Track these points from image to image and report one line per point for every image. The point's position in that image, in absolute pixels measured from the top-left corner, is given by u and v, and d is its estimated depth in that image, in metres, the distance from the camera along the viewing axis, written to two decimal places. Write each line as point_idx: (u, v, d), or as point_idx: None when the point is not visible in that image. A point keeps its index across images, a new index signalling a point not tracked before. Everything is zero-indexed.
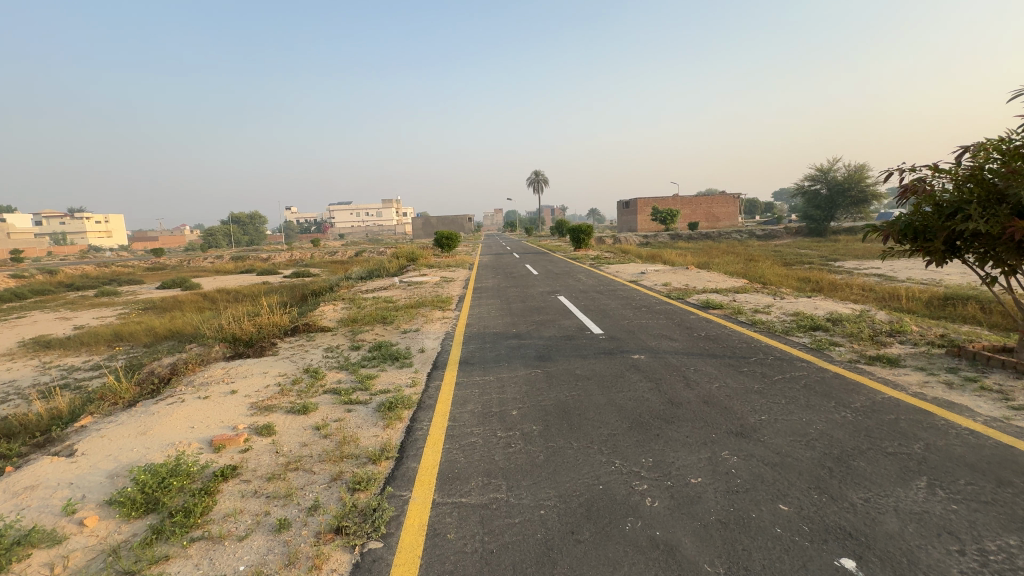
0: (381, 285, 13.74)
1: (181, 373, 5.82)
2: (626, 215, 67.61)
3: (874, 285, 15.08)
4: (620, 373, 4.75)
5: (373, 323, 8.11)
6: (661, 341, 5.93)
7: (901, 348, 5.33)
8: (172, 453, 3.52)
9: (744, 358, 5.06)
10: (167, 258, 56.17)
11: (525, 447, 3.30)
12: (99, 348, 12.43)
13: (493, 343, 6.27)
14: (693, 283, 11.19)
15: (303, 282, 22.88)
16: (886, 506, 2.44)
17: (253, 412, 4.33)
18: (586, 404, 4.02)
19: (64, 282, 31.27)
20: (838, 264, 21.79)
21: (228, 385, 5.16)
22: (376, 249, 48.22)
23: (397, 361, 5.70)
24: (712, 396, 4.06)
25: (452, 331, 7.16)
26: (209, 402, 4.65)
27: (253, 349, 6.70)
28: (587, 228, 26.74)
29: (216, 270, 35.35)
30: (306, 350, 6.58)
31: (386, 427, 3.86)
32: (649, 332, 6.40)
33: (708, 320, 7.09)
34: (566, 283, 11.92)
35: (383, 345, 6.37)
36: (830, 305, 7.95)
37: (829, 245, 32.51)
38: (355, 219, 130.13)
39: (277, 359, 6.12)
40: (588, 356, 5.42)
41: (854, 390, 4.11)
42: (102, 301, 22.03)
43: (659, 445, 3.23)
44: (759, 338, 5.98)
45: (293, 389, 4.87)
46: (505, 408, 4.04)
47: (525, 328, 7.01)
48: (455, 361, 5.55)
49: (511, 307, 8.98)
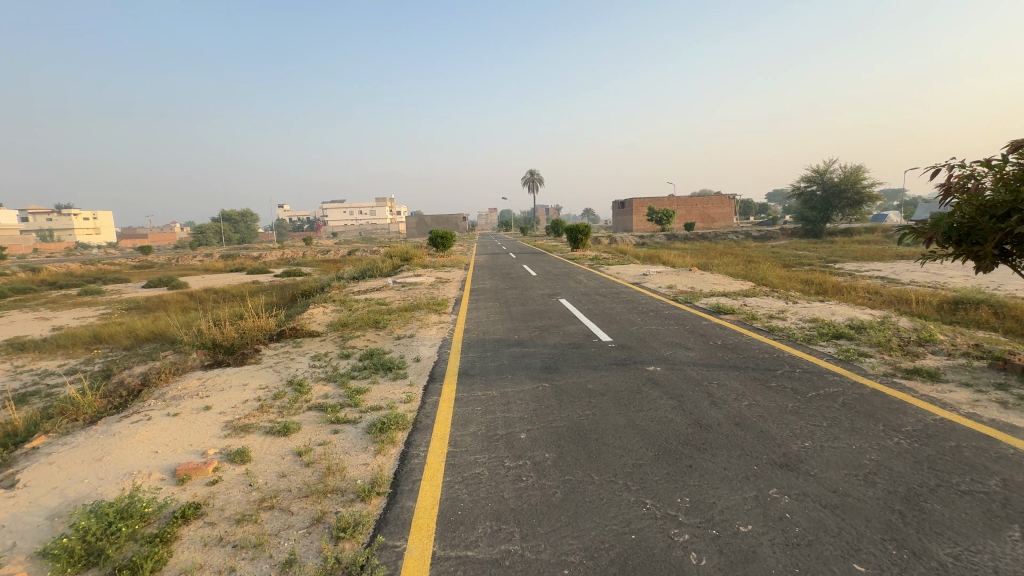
0: (374, 286, 13.21)
1: (152, 384, 5.32)
2: (622, 214, 67.29)
3: (879, 289, 14.78)
4: (636, 387, 4.30)
5: (365, 327, 7.63)
6: (675, 350, 5.49)
7: (936, 360, 4.93)
8: (127, 487, 3.03)
9: (770, 371, 4.63)
10: (157, 256, 55.13)
11: (538, 482, 2.85)
12: (76, 351, 11.85)
13: (494, 352, 5.81)
14: (699, 285, 10.77)
15: (294, 282, 22.32)
16: (983, 567, 2.01)
17: (227, 435, 3.83)
18: (603, 426, 3.57)
19: (48, 279, 30.48)
20: (839, 266, 21.44)
21: (202, 400, 4.66)
22: (371, 248, 47.48)
23: (390, 372, 5.23)
24: (744, 417, 3.62)
25: (449, 338, 6.70)
26: (179, 420, 4.16)
27: (234, 357, 6.20)
28: (587, 228, 26.15)
29: (205, 269, 34.61)
30: (291, 358, 6.07)
31: (377, 453, 3.39)
32: (661, 340, 5.94)
33: (722, 326, 6.67)
34: (567, 285, 11.46)
35: (375, 353, 5.89)
36: (847, 310, 7.56)
37: (826, 246, 32.25)
38: (349, 217, 129.15)
39: (258, 369, 5.62)
40: (599, 367, 4.96)
41: (900, 410, 3.69)
42: (85, 300, 21.30)
43: (695, 480, 2.78)
44: (781, 347, 5.55)
45: (274, 405, 4.38)
46: (513, 431, 3.58)
47: (527, 335, 6.54)
48: (453, 372, 5.09)
49: (511, 311, 8.51)
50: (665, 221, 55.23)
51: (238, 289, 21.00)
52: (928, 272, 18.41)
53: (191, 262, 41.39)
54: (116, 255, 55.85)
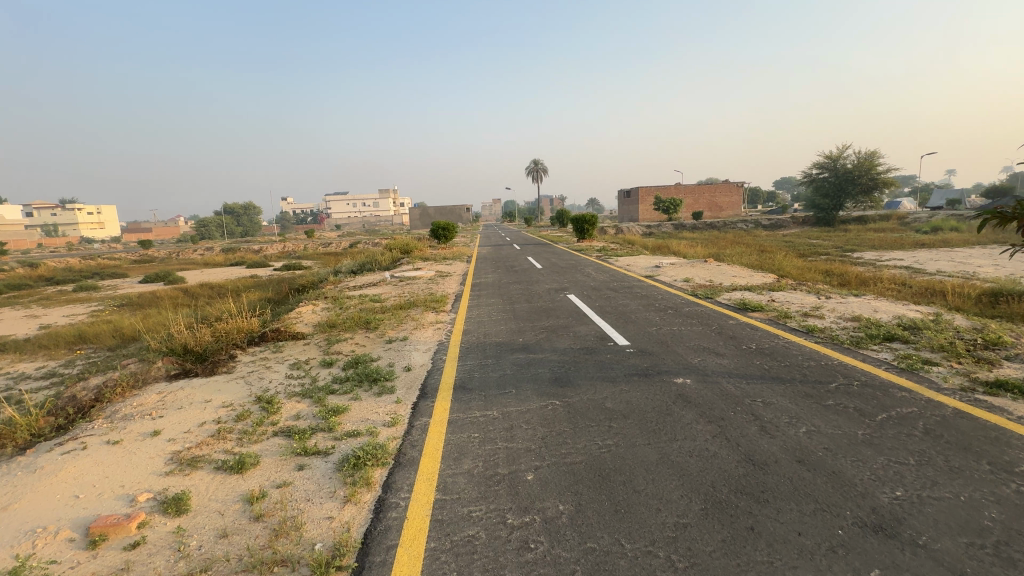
0: (371, 281, 12.53)
1: (104, 400, 4.64)
2: (628, 205, 66.26)
3: (906, 279, 13.87)
4: (665, 408, 3.57)
5: (354, 328, 6.95)
6: (704, 357, 4.74)
7: (1018, 370, 4.14)
8: (19, 556, 2.34)
9: (823, 386, 3.87)
10: (159, 250, 54.68)
11: (551, 554, 2.13)
12: (58, 351, 11.25)
13: (496, 360, 5.09)
14: (717, 278, 9.98)
15: (293, 275, 21.68)
16: None
17: (170, 472, 3.15)
18: (630, 463, 2.85)
19: (46, 274, 30.00)
20: (857, 255, 20.51)
21: (154, 422, 3.97)
22: (373, 241, 46.87)
23: (375, 386, 4.52)
24: (807, 452, 2.88)
25: (446, 341, 6.00)
26: (118, 450, 3.48)
27: (203, 366, 5.50)
28: (594, 219, 25.32)
29: (205, 262, 34.27)
30: (266, 367, 5.38)
31: (347, 500, 2.70)
32: (686, 344, 5.20)
33: (752, 326, 5.93)
34: (575, 278, 10.74)
35: (361, 361, 5.19)
36: (889, 306, 6.78)
37: (840, 235, 31.20)
38: (352, 209, 128.50)
39: (227, 381, 4.95)
40: (618, 380, 4.22)
41: (1004, 442, 2.92)
42: (78, 297, 20.78)
43: (762, 551, 2.07)
44: (826, 353, 4.79)
45: (234, 430, 3.68)
46: (517, 470, 2.87)
47: (532, 338, 5.81)
48: (448, 386, 4.38)
49: (514, 309, 7.78)
50: (672, 211, 54.15)
51: (234, 284, 20.39)
52: (955, 261, 17.45)
53: (191, 256, 40.89)
54: (116, 250, 55.45)
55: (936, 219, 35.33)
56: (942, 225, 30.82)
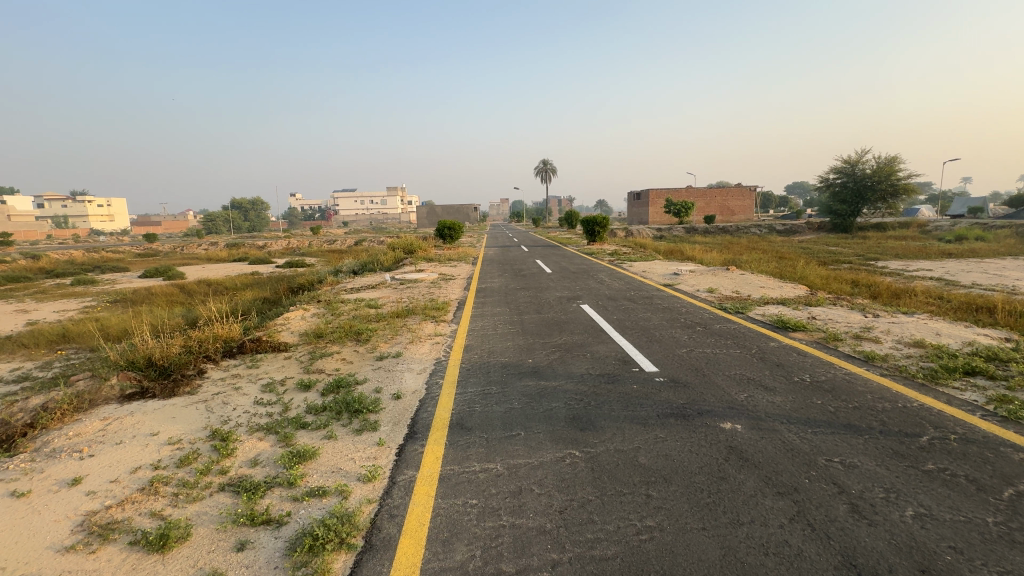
0: (370, 283, 11.79)
1: (37, 428, 3.92)
2: (638, 207, 65.25)
3: (942, 292, 12.91)
4: (717, 471, 2.78)
5: (343, 340, 6.22)
6: (752, 393, 3.95)
7: None
8: None
9: (915, 443, 3.05)
10: (164, 243, 54.18)
11: None
12: (38, 351, 10.62)
13: (502, 387, 4.30)
14: (744, 288, 9.14)
15: (294, 273, 21.04)
16: None
17: (72, 546, 2.40)
18: (683, 563, 2.07)
19: (46, 267, 29.59)
20: (883, 265, 19.49)
21: (80, 463, 3.23)
22: (379, 239, 46.06)
23: (355, 420, 3.76)
24: (929, 554, 2.08)
25: (445, 359, 5.23)
26: (20, 506, 2.74)
27: (162, 385, 4.75)
28: (605, 222, 24.36)
29: (206, 258, 33.64)
30: (234, 389, 4.63)
31: None
32: (725, 373, 4.42)
33: (798, 350, 5.13)
34: (588, 286, 9.93)
35: (343, 385, 4.43)
36: (952, 329, 5.92)
37: (859, 242, 30.17)
38: (360, 206, 128.33)
39: (185, 408, 4.21)
40: (650, 423, 3.44)
41: None
42: (72, 292, 20.15)
43: None
44: (899, 390, 3.96)
45: (172, 482, 2.94)
46: (528, 569, 2.09)
47: (544, 360, 5.03)
48: (442, 424, 3.60)
49: (523, 320, 6.99)
50: (684, 214, 52.90)
51: (232, 282, 19.69)
52: (989, 272, 16.49)
53: (196, 251, 40.54)
54: (122, 242, 55.31)
55: (960, 227, 34.01)
56: (966, 234, 29.63)
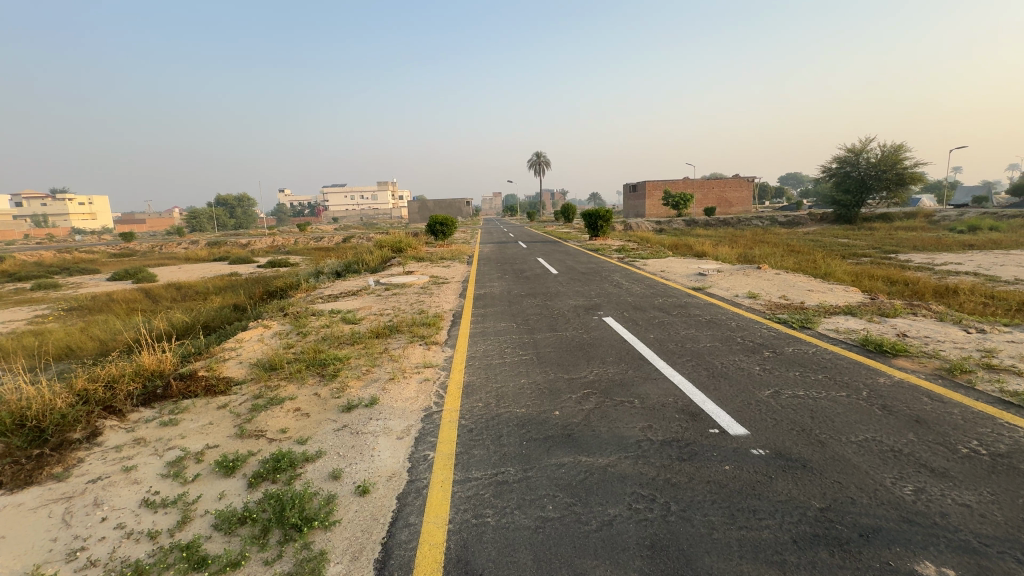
0: (350, 289, 10.25)
1: None
2: (634, 200, 63.87)
3: (993, 290, 11.50)
4: None
5: (302, 376, 4.70)
6: (919, 485, 2.52)
7: None
8: None
9: None
10: (146, 242, 52.13)
11: None
12: None
13: (523, 470, 2.83)
14: (792, 293, 7.70)
15: (275, 275, 19.41)
16: None
17: None
18: None
19: (11, 269, 27.65)
20: (907, 259, 18.08)
21: None
22: (369, 236, 44.32)
23: (286, 550, 2.25)
24: None
25: (436, 412, 3.74)
26: None
27: (19, 465, 3.22)
28: (607, 214, 22.71)
29: (186, 258, 31.88)
30: (124, 471, 3.11)
31: None
32: (854, 441, 2.98)
33: (928, 393, 3.69)
34: (605, 291, 8.46)
35: (282, 471, 2.93)
36: None
37: (868, 234, 28.86)
38: (349, 201, 125.64)
39: (26, 516, 2.67)
40: (793, 568, 1.97)
41: None
42: (29, 298, 18.34)
43: None
44: None
45: None
46: None
47: (577, 412, 3.57)
48: (433, 563, 2.13)
49: (535, 342, 5.50)
50: (682, 206, 51.48)
51: (204, 285, 17.98)
52: None
53: (175, 250, 38.61)
54: (99, 243, 52.95)
55: (971, 217, 32.71)
56: (980, 225, 28.39)
